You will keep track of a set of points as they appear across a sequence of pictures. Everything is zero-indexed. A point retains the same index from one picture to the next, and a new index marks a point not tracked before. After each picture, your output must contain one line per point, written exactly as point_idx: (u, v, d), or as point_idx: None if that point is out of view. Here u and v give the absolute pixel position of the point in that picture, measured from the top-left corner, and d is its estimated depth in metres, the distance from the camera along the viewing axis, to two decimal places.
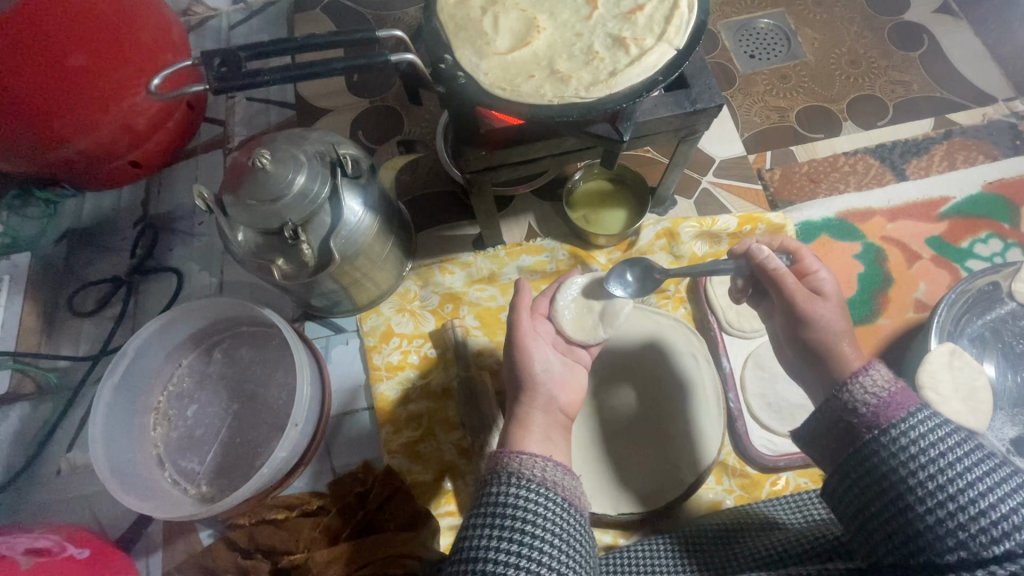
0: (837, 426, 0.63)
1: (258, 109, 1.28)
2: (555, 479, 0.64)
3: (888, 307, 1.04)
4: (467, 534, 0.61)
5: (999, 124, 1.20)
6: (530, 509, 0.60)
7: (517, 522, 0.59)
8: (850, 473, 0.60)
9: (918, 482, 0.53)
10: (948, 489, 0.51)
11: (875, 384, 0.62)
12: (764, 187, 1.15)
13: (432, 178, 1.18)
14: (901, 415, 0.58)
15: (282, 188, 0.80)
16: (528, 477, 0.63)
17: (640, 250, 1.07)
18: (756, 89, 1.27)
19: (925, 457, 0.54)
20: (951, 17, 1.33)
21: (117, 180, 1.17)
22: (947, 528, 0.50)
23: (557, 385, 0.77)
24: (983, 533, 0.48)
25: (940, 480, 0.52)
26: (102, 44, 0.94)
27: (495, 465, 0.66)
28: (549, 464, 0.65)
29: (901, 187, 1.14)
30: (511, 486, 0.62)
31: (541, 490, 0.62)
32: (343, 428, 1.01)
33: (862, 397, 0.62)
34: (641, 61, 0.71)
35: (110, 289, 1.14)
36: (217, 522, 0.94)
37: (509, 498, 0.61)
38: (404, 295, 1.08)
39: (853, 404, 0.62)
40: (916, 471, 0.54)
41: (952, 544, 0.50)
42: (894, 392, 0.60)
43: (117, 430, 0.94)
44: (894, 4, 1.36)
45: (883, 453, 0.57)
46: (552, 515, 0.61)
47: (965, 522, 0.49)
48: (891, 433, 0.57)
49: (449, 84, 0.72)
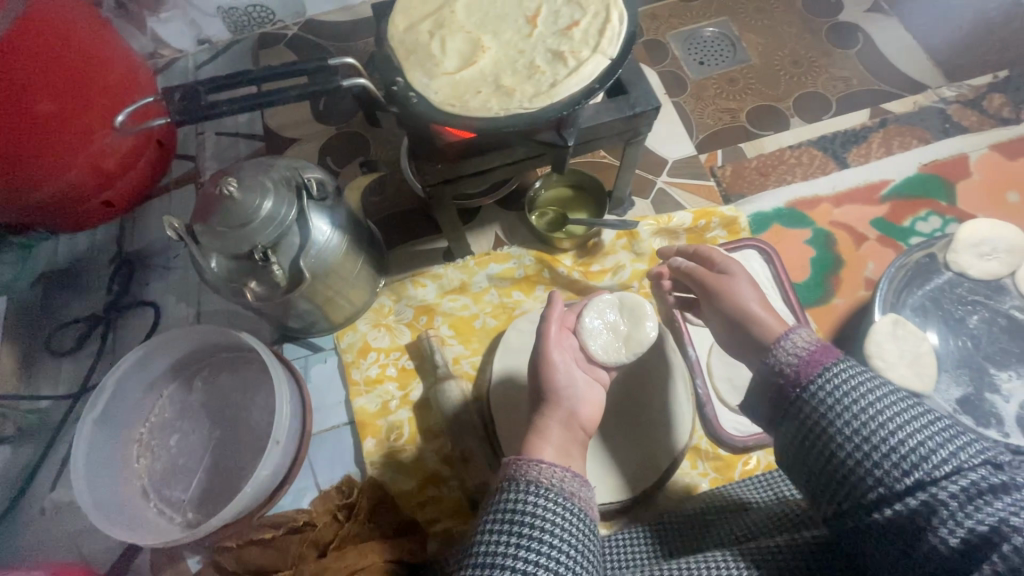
0: (770, 388, 0.67)
1: (228, 142, 1.32)
2: (572, 490, 0.67)
3: (841, 287, 1.10)
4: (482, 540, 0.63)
5: (929, 109, 1.27)
6: (547, 517, 0.63)
7: (535, 528, 0.62)
8: (792, 434, 0.63)
9: (842, 431, 0.58)
10: (865, 431, 0.57)
11: (800, 344, 0.67)
12: (717, 183, 1.21)
13: (400, 196, 1.22)
14: (820, 369, 0.63)
15: (250, 214, 0.84)
16: (547, 486, 0.66)
17: (604, 251, 1.13)
18: (707, 93, 1.34)
19: (844, 405, 0.59)
20: (881, 15, 1.43)
21: (92, 221, 1.20)
22: (867, 468, 0.56)
23: (580, 402, 0.81)
24: (897, 467, 0.54)
25: (861, 425, 0.58)
26: (70, 91, 0.99)
27: (508, 475, 0.68)
28: (567, 474, 0.68)
29: (844, 174, 1.20)
30: (529, 497, 0.65)
31: (557, 498, 0.65)
32: (325, 444, 1.02)
33: (787, 357, 0.66)
34: (578, 72, 0.77)
35: (87, 327, 1.15)
36: (204, 548, 0.94)
37: (528, 506, 0.64)
38: (379, 310, 1.11)
39: (782, 363, 0.67)
40: (842, 420, 0.59)
41: (872, 482, 0.55)
42: (815, 349, 0.65)
43: (100, 465, 0.95)
44: (828, 6, 1.45)
45: (807, 408, 0.62)
46: (567, 523, 0.63)
47: (879, 459, 0.55)
48: (812, 389, 0.62)
49: (402, 104, 0.77)
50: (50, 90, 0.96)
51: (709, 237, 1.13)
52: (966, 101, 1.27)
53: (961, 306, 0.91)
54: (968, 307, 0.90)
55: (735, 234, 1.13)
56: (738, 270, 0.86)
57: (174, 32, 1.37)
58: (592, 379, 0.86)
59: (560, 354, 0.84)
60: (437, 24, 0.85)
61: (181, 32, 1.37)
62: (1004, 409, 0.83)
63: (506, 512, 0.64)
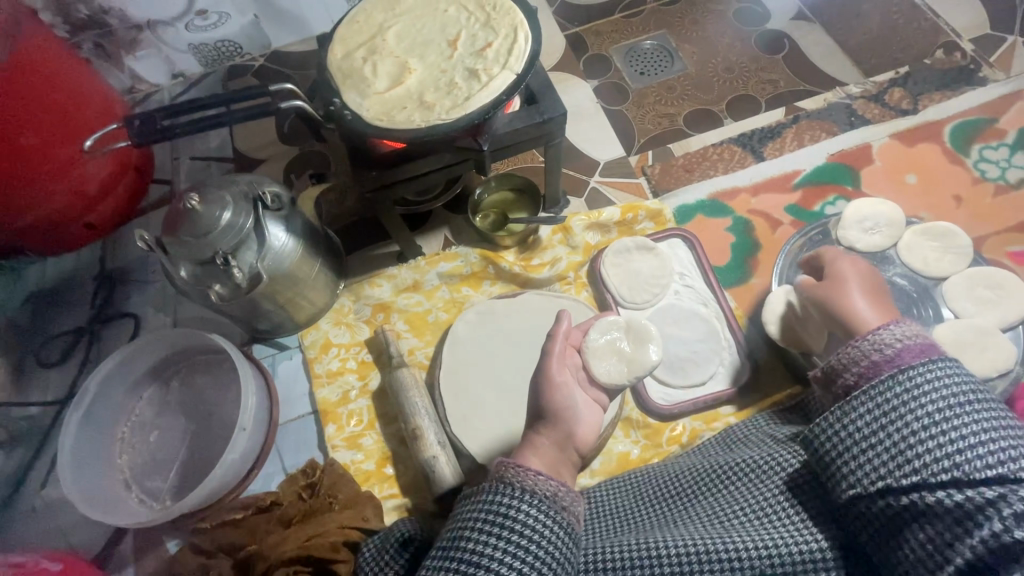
0: (861, 366, 0.71)
1: (201, 165, 1.44)
2: (564, 502, 0.73)
3: (758, 268, 1.21)
4: (466, 533, 0.70)
5: (837, 105, 1.39)
6: (530, 522, 0.70)
7: (518, 529, 0.69)
8: (867, 404, 0.66)
9: (929, 411, 0.62)
10: (952, 424, 0.61)
11: (900, 334, 0.71)
12: (646, 181, 1.33)
13: (358, 207, 1.33)
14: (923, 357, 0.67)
15: (211, 224, 0.95)
16: (538, 493, 0.72)
17: (543, 246, 1.24)
18: (648, 101, 1.47)
19: (941, 390, 0.63)
20: (806, 21, 1.56)
21: (76, 242, 1.31)
22: (946, 453, 0.60)
23: (577, 422, 0.87)
24: (980, 460, 0.58)
25: (953, 413, 0.61)
26: (51, 125, 1.11)
27: (503, 477, 0.74)
28: (558, 486, 0.74)
29: (761, 167, 1.32)
30: (520, 502, 0.71)
31: (546, 508, 0.71)
32: (292, 433, 1.12)
33: (893, 337, 0.71)
34: (488, 86, 0.89)
35: (74, 339, 1.25)
36: (182, 531, 1.03)
37: (520, 511, 0.70)
38: (340, 310, 1.21)
39: (879, 346, 0.71)
40: (930, 402, 0.62)
41: (949, 466, 0.59)
42: (922, 341, 0.70)
43: (85, 459, 1.04)
44: (757, 16, 1.58)
45: (891, 389, 0.65)
46: (546, 528, 0.70)
47: (963, 449, 0.59)
48: (911, 367, 0.66)
49: (338, 121, 0.89)
50: (34, 125, 1.08)
51: (637, 229, 1.25)
52: (870, 96, 1.39)
53: None
54: None
55: (661, 225, 1.25)
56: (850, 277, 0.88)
57: (149, 67, 1.50)
58: (589, 398, 0.92)
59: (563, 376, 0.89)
60: (370, 50, 0.97)
61: (157, 68, 1.50)
62: None
63: (494, 512, 0.70)
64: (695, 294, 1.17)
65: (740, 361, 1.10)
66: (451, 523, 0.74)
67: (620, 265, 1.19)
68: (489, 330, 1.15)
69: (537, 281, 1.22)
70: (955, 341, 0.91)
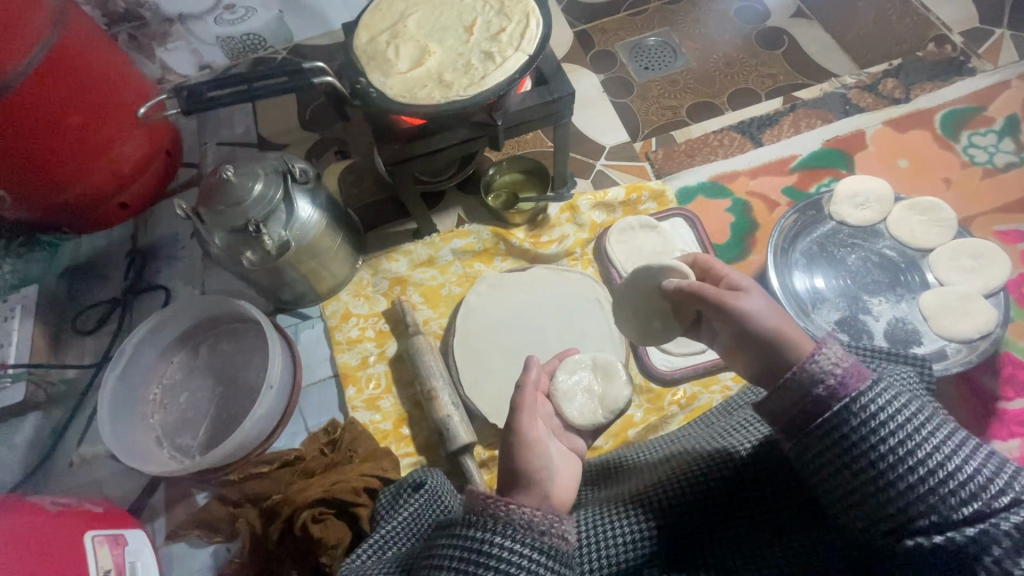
0: (800, 400, 0.65)
1: (227, 150, 1.52)
2: (545, 526, 0.65)
3: (756, 245, 1.28)
4: (444, 574, 0.64)
5: (833, 95, 1.46)
6: (515, 558, 0.63)
7: (503, 568, 0.63)
8: (832, 448, 0.62)
9: (891, 451, 0.59)
10: (925, 459, 0.58)
11: (833, 359, 0.64)
12: (650, 164, 1.40)
13: (376, 187, 1.41)
14: (866, 384, 0.62)
15: (243, 194, 1.02)
16: (518, 524, 0.64)
17: (551, 224, 1.31)
18: (652, 94, 1.54)
19: (896, 424, 0.59)
20: (804, 19, 1.62)
21: (111, 221, 1.39)
22: (922, 493, 0.57)
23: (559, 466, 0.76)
24: (956, 497, 0.56)
25: (914, 446, 0.59)
26: (93, 105, 1.19)
27: (478, 510, 0.66)
28: (538, 511, 0.66)
29: (759, 152, 1.39)
30: (500, 537, 0.64)
31: (530, 539, 0.64)
32: (314, 395, 1.19)
33: (830, 368, 0.64)
34: (503, 66, 0.96)
35: (108, 309, 1.33)
36: (210, 485, 1.10)
37: (500, 548, 0.63)
38: (359, 283, 1.28)
39: (819, 379, 0.64)
40: (888, 441, 0.59)
41: (926, 509, 0.57)
42: (850, 366, 0.64)
43: (121, 416, 1.11)
44: (757, 14, 1.65)
45: (854, 429, 0.60)
46: (535, 564, 0.63)
47: (937, 486, 0.57)
48: (859, 402, 0.61)
49: (364, 98, 0.96)
50: (78, 104, 1.16)
51: (641, 209, 1.32)
52: (865, 86, 1.46)
53: (842, 248, 1.08)
54: (848, 249, 1.07)
55: (664, 205, 1.32)
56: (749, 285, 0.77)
57: (178, 59, 1.57)
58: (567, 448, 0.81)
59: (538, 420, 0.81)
60: (393, 35, 1.05)
61: (184, 59, 1.57)
62: (874, 326, 0.99)
63: (472, 548, 0.64)
64: None
65: None
66: (426, 559, 0.67)
67: (625, 241, 1.26)
68: (501, 301, 1.22)
69: (546, 257, 1.29)
70: (938, 305, 0.98)
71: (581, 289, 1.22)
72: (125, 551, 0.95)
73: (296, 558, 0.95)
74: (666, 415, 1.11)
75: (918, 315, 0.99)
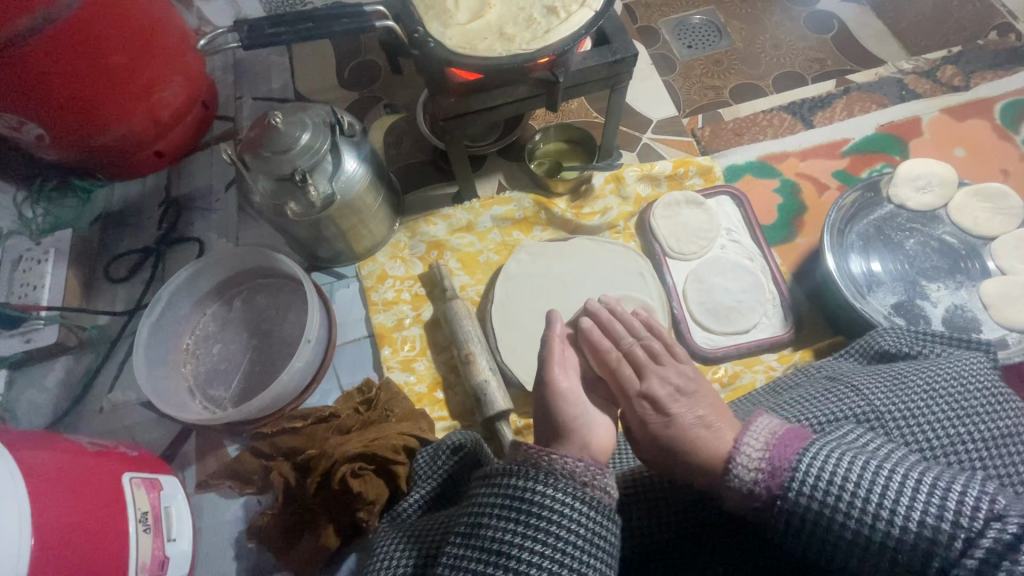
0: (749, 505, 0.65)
1: (262, 106, 1.48)
2: (587, 478, 0.66)
3: (804, 228, 1.25)
4: (485, 522, 0.64)
5: (889, 80, 1.41)
6: (556, 508, 0.64)
7: (543, 520, 0.63)
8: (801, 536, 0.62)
9: (850, 523, 0.59)
10: (873, 518, 0.58)
11: (752, 457, 0.66)
12: (696, 140, 1.37)
13: (415, 150, 1.38)
14: (788, 470, 0.62)
15: (291, 142, 1.00)
16: (560, 475, 0.65)
17: (594, 196, 1.28)
18: (694, 73, 1.49)
19: (841, 497, 0.59)
20: (856, 5, 1.55)
21: (144, 170, 1.37)
22: (905, 549, 0.57)
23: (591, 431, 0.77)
24: (938, 537, 0.55)
25: (866, 509, 0.58)
26: (137, 46, 1.16)
27: (522, 459, 0.67)
28: (580, 462, 0.67)
29: (810, 133, 1.35)
30: (541, 486, 0.65)
31: (570, 488, 0.65)
32: (348, 353, 1.18)
33: (749, 473, 0.65)
34: (568, 21, 0.93)
35: (140, 258, 1.31)
36: (243, 437, 1.09)
37: (541, 498, 0.64)
38: (396, 245, 1.26)
39: (748, 484, 0.65)
40: (843, 517, 0.59)
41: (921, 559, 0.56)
42: (770, 454, 0.64)
43: (156, 363, 1.10)
44: None
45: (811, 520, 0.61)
46: (579, 515, 0.64)
47: (912, 536, 0.56)
48: (793, 496, 0.61)
49: (422, 47, 0.93)
50: (122, 44, 1.13)
51: (687, 184, 1.29)
52: (922, 72, 1.41)
53: (900, 232, 1.06)
54: (906, 234, 1.06)
55: (711, 181, 1.29)
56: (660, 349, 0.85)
57: (217, 12, 1.55)
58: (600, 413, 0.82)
59: (564, 377, 0.82)
60: None
61: (223, 11, 1.55)
62: (932, 312, 0.98)
63: (515, 496, 0.64)
64: (741, 249, 1.21)
65: (783, 312, 1.14)
66: (466, 507, 0.68)
67: (669, 216, 1.23)
68: (542, 270, 1.20)
69: (588, 228, 1.26)
70: (1001, 295, 0.97)
71: (625, 261, 1.19)
72: (160, 495, 0.94)
73: (331, 510, 0.94)
74: None
75: (978, 303, 0.98)
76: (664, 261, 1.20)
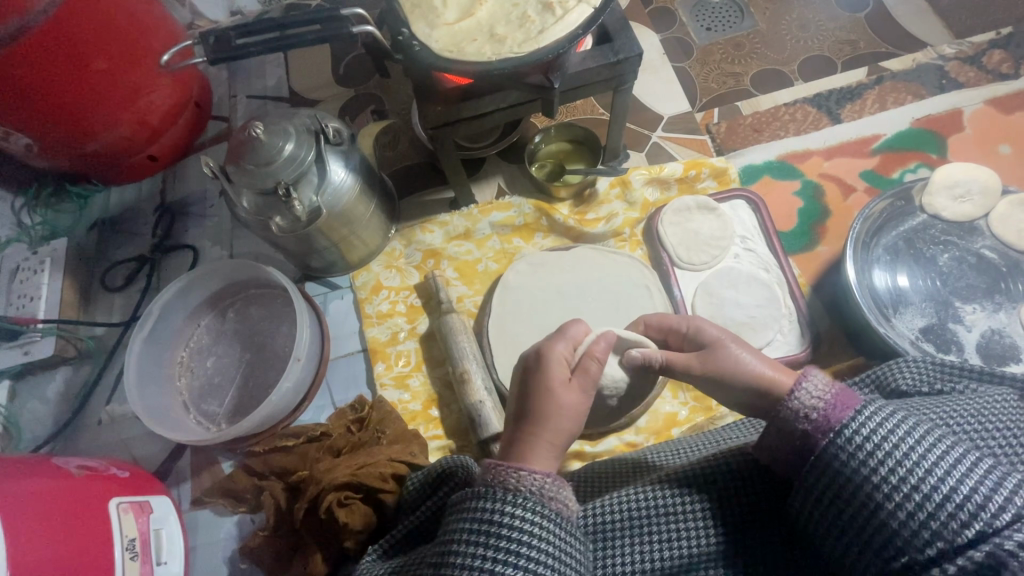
0: (787, 437, 0.60)
1: (257, 104, 1.43)
2: (553, 492, 0.61)
3: (826, 235, 1.16)
4: (456, 548, 0.59)
5: (927, 67, 1.29)
6: (523, 528, 0.58)
7: (512, 542, 0.58)
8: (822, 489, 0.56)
9: (883, 479, 0.53)
10: (911, 480, 0.52)
11: (817, 389, 0.60)
12: (710, 138, 1.27)
13: (412, 152, 1.32)
14: (849, 414, 0.56)
15: (273, 154, 0.94)
16: (525, 494, 0.60)
17: (599, 201, 1.21)
18: (713, 59, 1.37)
19: (883, 452, 0.53)
20: None
21: (140, 174, 1.34)
22: (919, 521, 0.51)
23: (566, 425, 0.68)
24: (954, 520, 0.49)
25: (903, 473, 0.52)
26: (119, 49, 1.11)
27: (489, 478, 0.62)
28: (549, 478, 0.61)
29: (837, 129, 1.24)
30: (508, 506, 0.59)
31: (539, 505, 0.59)
32: (342, 368, 1.15)
33: (810, 402, 0.59)
34: (564, 19, 0.84)
35: (136, 267, 1.30)
36: (236, 453, 1.08)
37: (506, 518, 0.58)
38: (391, 253, 1.22)
39: (799, 415, 0.59)
40: (879, 469, 0.53)
41: (928, 537, 0.50)
42: (836, 393, 0.59)
43: (149, 378, 1.09)
44: None
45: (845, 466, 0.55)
46: (545, 530, 0.59)
47: (934, 511, 0.50)
48: (845, 435, 0.55)
49: (406, 52, 0.86)
50: (103, 48, 1.08)
51: (699, 187, 1.21)
52: (965, 58, 1.28)
53: (932, 246, 0.99)
54: (939, 247, 0.99)
55: (725, 184, 1.20)
56: (713, 342, 0.72)
57: (209, 3, 1.44)
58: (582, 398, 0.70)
59: (567, 347, 0.74)
60: None
61: (216, 3, 1.45)
62: (965, 337, 0.92)
63: (483, 519, 0.59)
64: (755, 258, 1.13)
65: (799, 329, 1.07)
66: (438, 535, 0.63)
67: (678, 223, 1.15)
68: (543, 281, 1.13)
69: (592, 235, 1.20)
70: None
71: (627, 271, 1.12)
72: (149, 518, 0.94)
73: (320, 538, 0.93)
74: (713, 416, 1.04)
75: (1017, 327, 0.92)
76: (671, 271, 1.13)
